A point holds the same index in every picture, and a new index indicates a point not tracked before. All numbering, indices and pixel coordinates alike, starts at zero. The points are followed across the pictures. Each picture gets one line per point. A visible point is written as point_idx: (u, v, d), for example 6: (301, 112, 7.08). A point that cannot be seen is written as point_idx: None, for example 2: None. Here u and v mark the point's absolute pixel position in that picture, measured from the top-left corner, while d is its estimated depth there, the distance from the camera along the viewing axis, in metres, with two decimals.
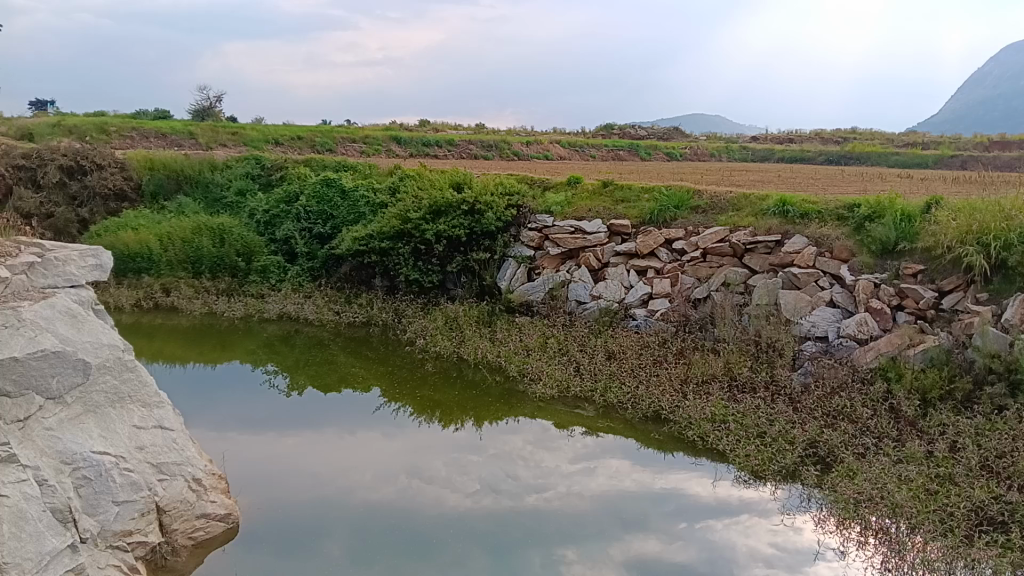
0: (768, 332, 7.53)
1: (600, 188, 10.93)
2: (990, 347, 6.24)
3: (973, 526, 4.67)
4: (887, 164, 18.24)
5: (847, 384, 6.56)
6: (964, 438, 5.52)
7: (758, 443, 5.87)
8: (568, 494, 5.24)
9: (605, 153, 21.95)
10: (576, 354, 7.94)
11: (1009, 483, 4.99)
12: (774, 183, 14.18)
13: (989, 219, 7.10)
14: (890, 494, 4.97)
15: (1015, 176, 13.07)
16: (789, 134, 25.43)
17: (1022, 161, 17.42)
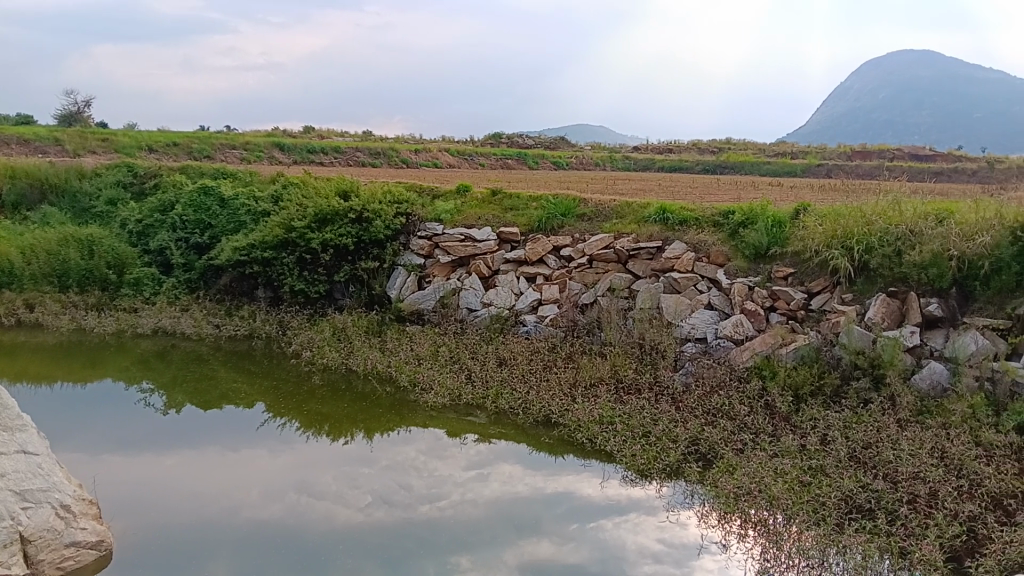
0: (651, 334, 7.71)
1: (488, 196, 10.98)
2: (855, 344, 6.58)
3: (843, 515, 4.90)
4: (759, 173, 19.23)
5: (725, 382, 6.79)
6: (833, 431, 5.81)
7: (644, 443, 5.99)
8: (461, 502, 5.19)
9: (494, 160, 22.13)
10: (466, 361, 7.90)
11: (874, 472, 5.28)
12: (656, 192, 14.64)
13: (851, 224, 7.55)
14: (767, 487, 5.17)
15: (872, 183, 14.04)
16: (669, 144, 26.41)
17: (878, 170, 18.72)
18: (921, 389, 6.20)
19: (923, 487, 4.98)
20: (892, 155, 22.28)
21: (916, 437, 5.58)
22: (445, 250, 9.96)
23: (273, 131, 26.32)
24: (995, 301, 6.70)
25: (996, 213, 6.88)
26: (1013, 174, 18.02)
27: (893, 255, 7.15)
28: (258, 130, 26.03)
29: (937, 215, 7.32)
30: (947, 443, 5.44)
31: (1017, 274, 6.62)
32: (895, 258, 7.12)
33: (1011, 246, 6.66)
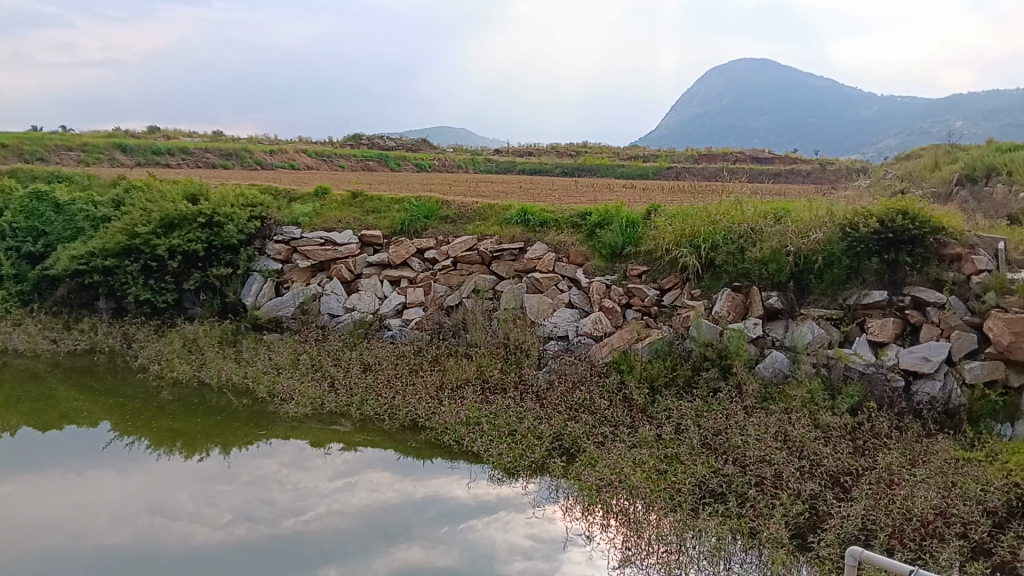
0: (516, 334, 7.80)
1: (348, 198, 10.75)
2: (704, 336, 6.92)
3: (698, 500, 5.05)
4: (615, 176, 19.92)
5: (586, 377, 6.95)
6: (686, 420, 6.03)
7: (510, 441, 6.00)
8: (328, 513, 5.04)
9: (354, 163, 21.72)
10: (329, 368, 7.66)
11: (725, 456, 5.49)
12: (517, 193, 14.84)
13: (698, 224, 7.88)
14: (626, 477, 5.27)
15: (717, 184, 14.85)
16: (528, 147, 26.85)
17: (723, 173, 19.83)
18: (766, 376, 6.58)
19: (769, 469, 5.21)
20: (735, 157, 23.63)
21: (761, 422, 5.86)
22: (304, 255, 9.60)
23: (114, 131, 24.74)
24: (828, 293, 7.12)
25: (827, 212, 7.35)
26: (842, 175, 19.48)
27: (737, 252, 7.50)
28: (98, 130, 24.44)
29: (775, 213, 7.75)
30: (789, 427, 5.74)
31: (847, 268, 7.05)
32: (738, 255, 7.46)
33: (840, 242, 7.09)
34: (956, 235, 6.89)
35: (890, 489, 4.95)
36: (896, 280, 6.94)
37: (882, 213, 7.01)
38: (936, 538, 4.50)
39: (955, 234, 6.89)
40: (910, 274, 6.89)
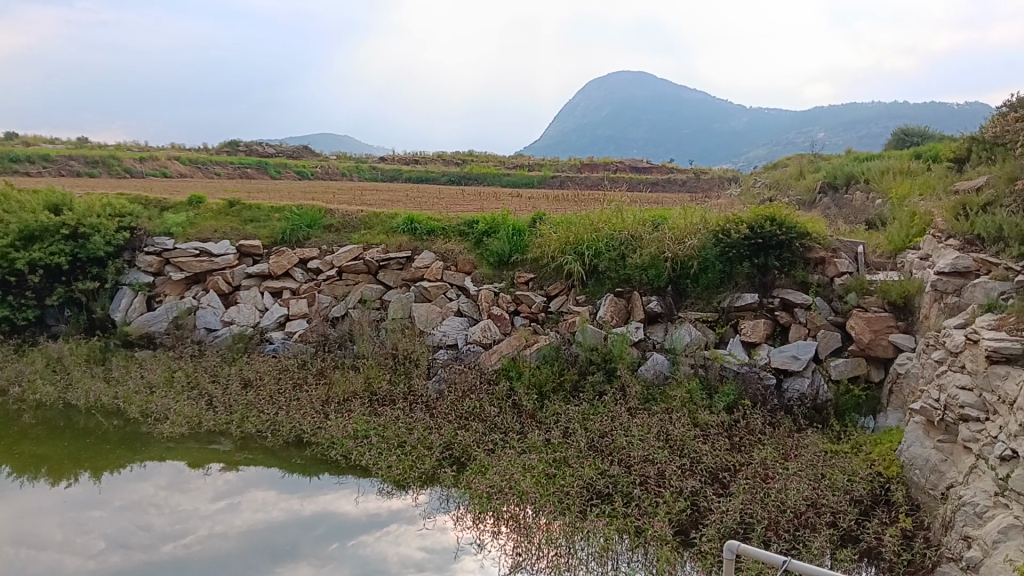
0: (404, 344, 7.67)
1: (225, 207, 10.34)
2: (590, 341, 7.01)
3: (586, 502, 5.10)
4: (500, 184, 20.05)
5: (476, 386, 6.85)
6: (574, 423, 6.10)
7: (399, 453, 5.88)
8: (210, 536, 4.82)
9: (232, 170, 20.93)
10: (206, 386, 7.29)
11: (611, 458, 5.57)
12: (402, 202, 14.72)
13: (582, 231, 8.01)
14: (516, 482, 5.25)
15: (598, 193, 15.20)
16: (413, 156, 26.68)
17: (605, 182, 20.32)
18: (647, 378, 6.72)
19: (653, 468, 5.31)
20: (616, 167, 24.27)
21: (645, 423, 5.99)
22: (178, 267, 9.18)
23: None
24: (704, 296, 7.41)
25: (701, 219, 7.65)
26: (716, 183, 20.30)
27: (618, 259, 7.72)
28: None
29: (653, 221, 8.03)
30: (671, 426, 5.89)
31: (721, 272, 7.33)
32: (620, 262, 7.69)
33: (714, 247, 7.33)
34: (820, 240, 7.28)
35: (765, 483, 5.11)
36: (766, 282, 7.25)
37: (753, 219, 7.28)
38: (808, 527, 4.67)
39: (818, 238, 7.26)
40: (778, 277, 7.22)
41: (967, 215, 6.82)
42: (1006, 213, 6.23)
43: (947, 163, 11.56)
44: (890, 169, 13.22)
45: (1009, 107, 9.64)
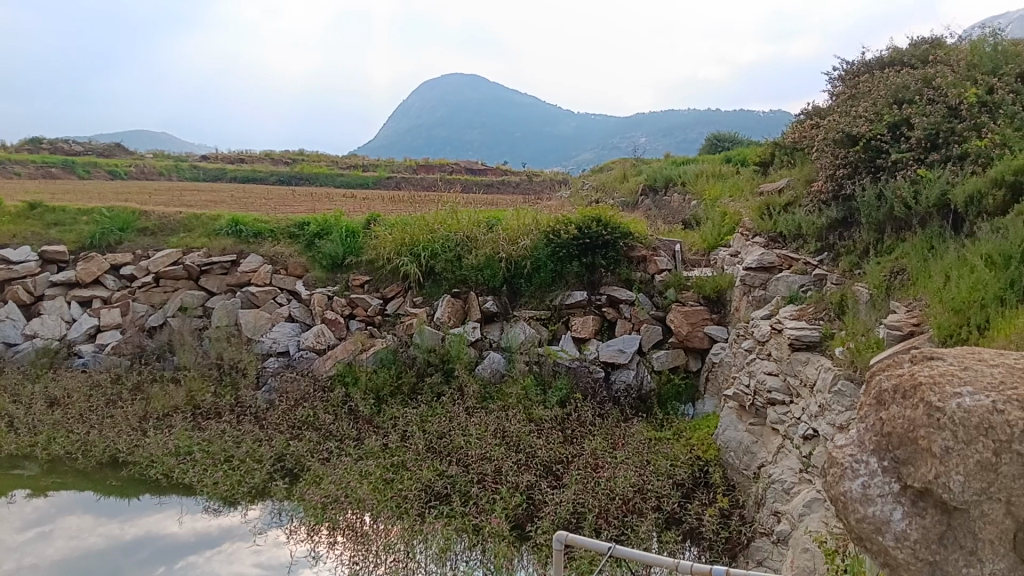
0: (230, 354, 7.35)
1: (25, 211, 9.46)
2: (428, 342, 7.02)
3: (423, 504, 5.01)
4: (333, 185, 19.56)
5: (310, 394, 6.69)
6: (411, 426, 6.03)
7: (226, 468, 5.61)
8: (17, 571, 4.46)
9: (32, 169, 19.14)
10: (6, 407, 6.65)
11: (450, 458, 5.52)
12: (229, 203, 14.04)
13: (417, 232, 7.96)
14: (352, 491, 5.09)
15: (433, 194, 15.17)
16: (240, 155, 25.53)
17: (440, 183, 20.33)
18: (485, 376, 6.86)
19: (489, 465, 5.29)
20: (452, 168, 24.37)
21: (481, 421, 5.99)
22: None
23: None
24: (537, 295, 7.62)
25: (533, 221, 7.86)
26: (547, 185, 20.87)
27: (454, 260, 7.75)
28: None
29: (487, 222, 8.11)
30: (507, 423, 5.93)
31: (552, 272, 7.57)
32: (456, 263, 7.73)
33: (545, 247, 7.59)
34: (641, 239, 7.71)
35: (595, 472, 5.24)
36: (594, 280, 7.57)
37: (580, 221, 7.60)
38: (636, 513, 4.83)
39: (640, 238, 7.70)
40: (605, 275, 7.56)
41: (772, 214, 7.50)
42: (802, 212, 6.94)
43: (753, 166, 12.50)
44: (704, 171, 14.11)
45: (804, 115, 10.59)
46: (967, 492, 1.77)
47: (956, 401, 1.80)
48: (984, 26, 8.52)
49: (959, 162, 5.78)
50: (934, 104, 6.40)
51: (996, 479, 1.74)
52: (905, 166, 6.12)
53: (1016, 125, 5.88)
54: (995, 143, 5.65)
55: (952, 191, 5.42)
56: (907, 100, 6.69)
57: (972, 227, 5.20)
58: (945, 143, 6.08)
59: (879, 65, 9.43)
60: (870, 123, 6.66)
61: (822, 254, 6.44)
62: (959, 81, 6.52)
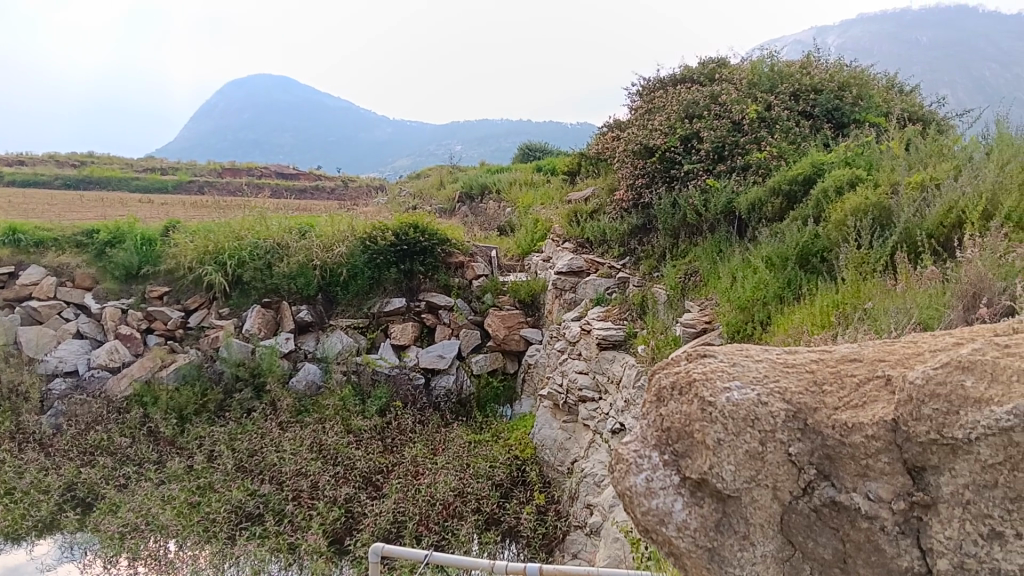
0: (7, 376, 6.49)
1: None
2: (236, 356, 6.57)
3: (235, 526, 4.67)
4: (127, 188, 18.09)
5: (103, 417, 6.11)
6: (219, 445, 5.58)
7: (6, 503, 4.99)
8: None
9: None
10: None
11: (262, 477, 5.18)
12: (1, 209, 12.58)
13: (222, 240, 7.44)
14: (155, 517, 4.68)
15: (239, 199, 14.41)
16: (14, 156, 23.01)
17: (248, 188, 19.42)
18: (299, 390, 6.51)
19: (305, 481, 5.02)
20: (259, 172, 23.38)
21: (296, 436, 5.68)
22: None
23: None
24: (354, 303, 7.44)
25: (348, 226, 7.65)
26: (363, 190, 20.48)
27: (263, 268, 7.28)
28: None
29: (299, 229, 7.78)
30: (324, 436, 5.65)
31: (370, 279, 7.43)
32: (265, 271, 7.26)
33: (362, 254, 7.44)
34: (458, 245, 7.75)
35: (415, 480, 5.13)
36: (412, 287, 7.58)
37: (397, 227, 7.55)
38: (456, 517, 4.76)
39: (457, 245, 7.75)
40: (424, 281, 7.58)
41: (579, 222, 7.81)
42: (607, 220, 7.30)
43: (562, 175, 12.93)
44: (516, 179, 14.47)
45: (607, 127, 11.10)
46: (738, 479, 1.51)
47: (726, 395, 1.55)
48: (761, 49, 9.36)
49: (742, 172, 6.27)
50: (721, 119, 6.89)
51: (764, 466, 1.50)
52: (696, 175, 6.54)
53: (790, 140, 6.49)
54: (772, 156, 6.19)
55: (737, 200, 5.85)
56: (697, 114, 7.17)
57: (754, 231, 5.64)
58: (731, 155, 6.56)
59: (672, 81, 10.09)
60: (665, 135, 7.07)
61: (625, 259, 6.84)
62: (741, 98, 7.08)
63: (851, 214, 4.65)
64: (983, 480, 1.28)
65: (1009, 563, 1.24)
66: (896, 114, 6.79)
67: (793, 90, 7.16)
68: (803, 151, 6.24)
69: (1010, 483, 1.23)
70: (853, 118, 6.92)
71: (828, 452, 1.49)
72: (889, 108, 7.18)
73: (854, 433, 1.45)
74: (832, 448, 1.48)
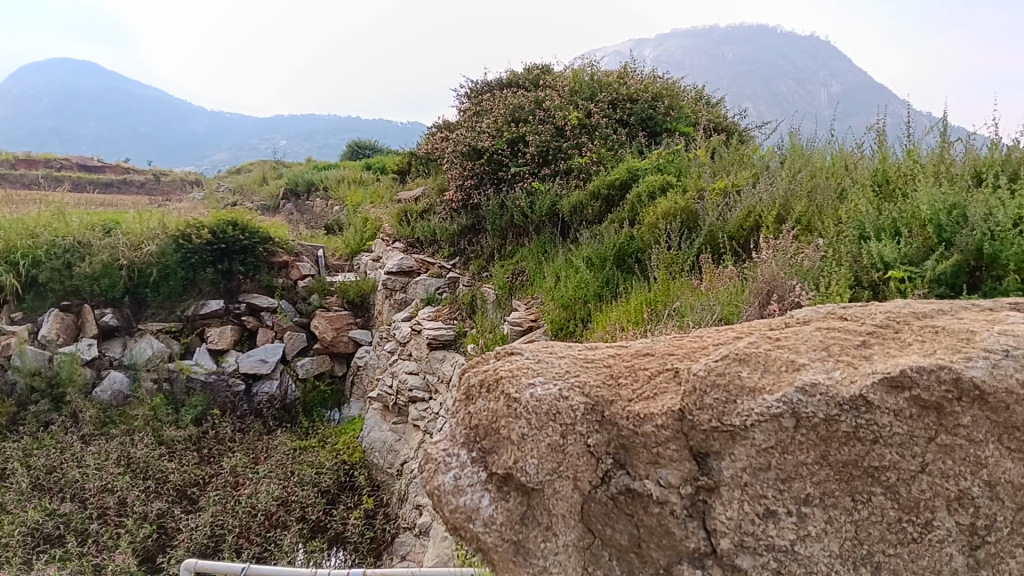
0: None
1: None
2: (30, 364, 5.80)
3: (31, 550, 4.11)
4: None
5: None
6: (10, 463, 4.92)
7: None
8: None
9: None
10: None
11: (62, 495, 4.64)
12: None
13: (11, 236, 6.50)
14: None
15: (35, 192, 13.03)
16: None
17: (44, 180, 17.69)
18: (104, 401, 5.90)
19: (112, 498, 4.59)
20: (59, 164, 21.44)
21: (101, 450, 5.19)
22: None
23: None
24: (165, 305, 6.76)
25: (159, 223, 6.90)
26: (178, 184, 19.24)
27: (62, 268, 6.41)
28: None
29: (102, 226, 6.94)
30: (132, 449, 5.21)
31: (183, 279, 6.75)
32: (65, 271, 6.41)
33: (174, 253, 6.70)
34: (282, 244, 7.46)
35: (236, 490, 4.84)
36: (231, 288, 7.09)
37: (213, 223, 6.96)
38: (279, 527, 4.52)
39: (280, 243, 7.43)
40: (243, 282, 7.14)
41: (409, 221, 7.69)
42: (436, 220, 7.23)
43: (391, 175, 12.70)
44: (344, 177, 14.15)
45: (435, 127, 11.05)
46: (542, 472, 1.34)
47: (530, 390, 1.42)
48: (582, 59, 9.65)
49: (565, 176, 6.42)
50: (545, 124, 7.03)
51: (565, 458, 1.35)
52: (522, 178, 6.64)
53: (608, 146, 6.68)
54: (593, 160, 6.36)
55: (560, 203, 5.97)
56: (523, 119, 7.27)
57: (576, 233, 5.77)
58: (554, 159, 6.71)
59: (498, 85, 10.21)
60: (492, 137, 7.12)
61: (454, 259, 6.79)
62: (564, 105, 7.26)
63: (662, 217, 4.82)
64: (758, 463, 1.29)
65: (781, 540, 1.27)
66: (703, 124, 7.07)
67: (611, 99, 7.38)
68: (621, 157, 6.44)
69: (781, 464, 1.27)
70: (665, 127, 7.16)
71: (623, 442, 1.38)
72: (698, 119, 7.46)
73: (646, 423, 1.36)
74: (627, 438, 1.38)
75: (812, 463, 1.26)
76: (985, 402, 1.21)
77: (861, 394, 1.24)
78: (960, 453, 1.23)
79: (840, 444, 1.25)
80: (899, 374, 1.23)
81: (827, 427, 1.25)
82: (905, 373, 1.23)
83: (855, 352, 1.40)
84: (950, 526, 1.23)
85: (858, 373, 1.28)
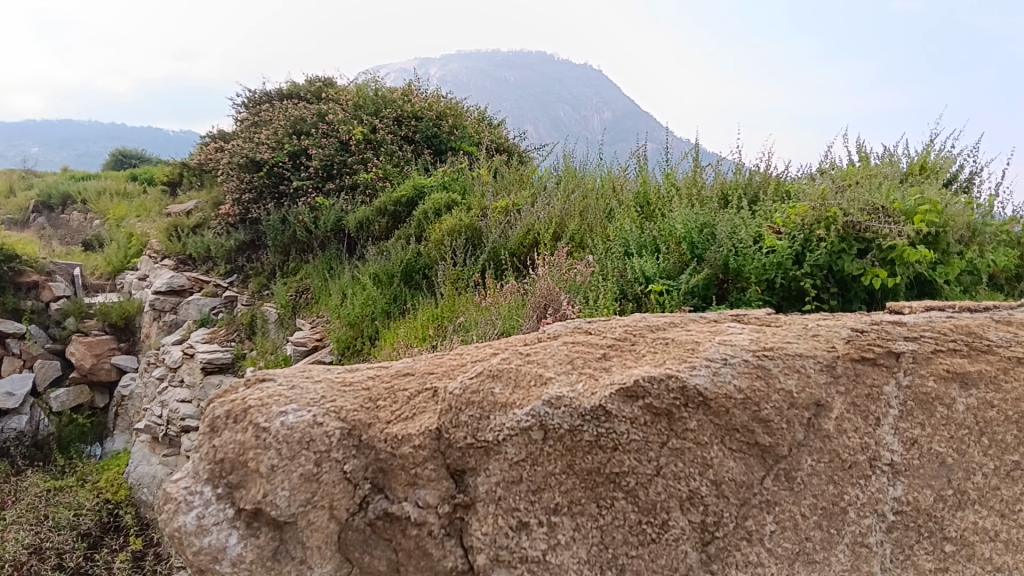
0: None
1: None
2: None
3: None
4: None
5: None
6: None
7: None
8: None
9: None
10: None
11: None
12: None
13: None
14: None
15: None
16: None
17: None
18: None
19: None
20: None
21: None
22: None
23: None
24: None
25: None
26: None
27: None
28: None
29: None
30: None
31: None
32: None
33: None
34: (31, 262, 6.56)
35: None
36: None
37: None
38: None
39: (28, 261, 6.53)
40: None
41: (179, 236, 7.14)
42: (211, 235, 6.77)
43: (160, 186, 11.75)
44: (106, 190, 12.97)
45: (208, 138, 10.39)
46: (293, 504, 1.23)
47: (281, 418, 1.27)
48: (365, 75, 9.49)
49: (350, 192, 6.24)
50: (328, 138, 6.80)
51: (320, 487, 1.24)
52: (305, 193, 6.38)
53: (394, 162, 6.54)
54: (378, 177, 6.23)
55: (346, 218, 5.77)
56: (305, 131, 7.00)
57: (363, 249, 5.62)
58: (338, 174, 6.51)
59: (278, 95, 9.79)
60: (272, 150, 6.80)
61: (232, 276, 6.40)
62: (348, 119, 7.05)
63: (447, 234, 4.79)
64: (511, 477, 1.23)
65: (533, 551, 1.22)
66: (486, 143, 7.10)
67: (396, 114, 7.19)
68: (406, 174, 6.34)
69: (531, 475, 1.23)
70: (450, 146, 7.09)
71: (381, 465, 1.28)
72: (482, 139, 7.46)
73: (404, 444, 1.26)
74: (385, 462, 1.27)
75: (559, 473, 1.23)
76: (709, 407, 1.22)
77: (601, 404, 1.21)
78: (689, 455, 1.22)
79: (583, 453, 1.22)
80: (633, 385, 1.21)
81: (571, 438, 1.21)
82: (638, 383, 1.21)
83: (595, 364, 1.33)
84: (683, 525, 1.21)
85: (598, 384, 1.25)
